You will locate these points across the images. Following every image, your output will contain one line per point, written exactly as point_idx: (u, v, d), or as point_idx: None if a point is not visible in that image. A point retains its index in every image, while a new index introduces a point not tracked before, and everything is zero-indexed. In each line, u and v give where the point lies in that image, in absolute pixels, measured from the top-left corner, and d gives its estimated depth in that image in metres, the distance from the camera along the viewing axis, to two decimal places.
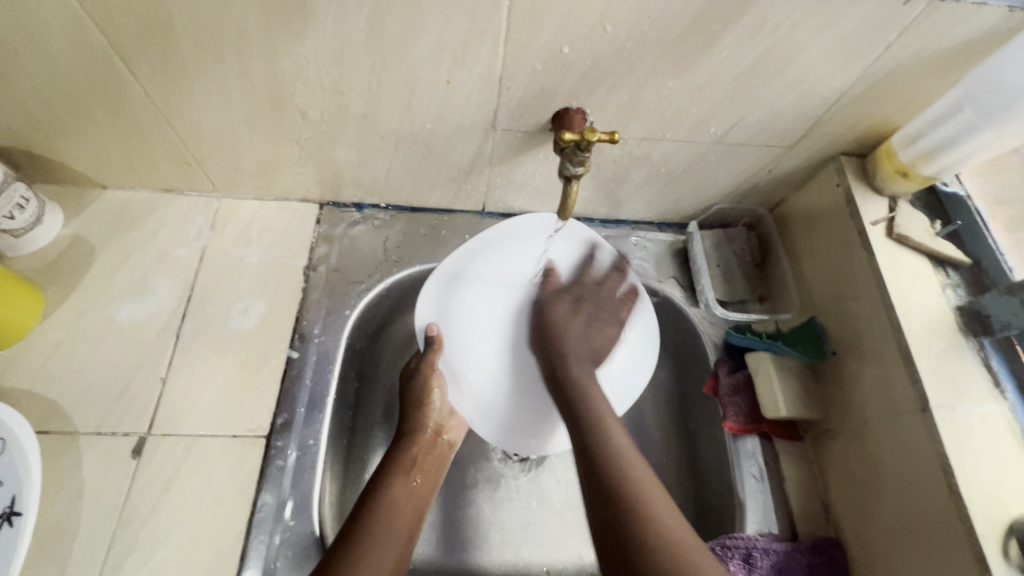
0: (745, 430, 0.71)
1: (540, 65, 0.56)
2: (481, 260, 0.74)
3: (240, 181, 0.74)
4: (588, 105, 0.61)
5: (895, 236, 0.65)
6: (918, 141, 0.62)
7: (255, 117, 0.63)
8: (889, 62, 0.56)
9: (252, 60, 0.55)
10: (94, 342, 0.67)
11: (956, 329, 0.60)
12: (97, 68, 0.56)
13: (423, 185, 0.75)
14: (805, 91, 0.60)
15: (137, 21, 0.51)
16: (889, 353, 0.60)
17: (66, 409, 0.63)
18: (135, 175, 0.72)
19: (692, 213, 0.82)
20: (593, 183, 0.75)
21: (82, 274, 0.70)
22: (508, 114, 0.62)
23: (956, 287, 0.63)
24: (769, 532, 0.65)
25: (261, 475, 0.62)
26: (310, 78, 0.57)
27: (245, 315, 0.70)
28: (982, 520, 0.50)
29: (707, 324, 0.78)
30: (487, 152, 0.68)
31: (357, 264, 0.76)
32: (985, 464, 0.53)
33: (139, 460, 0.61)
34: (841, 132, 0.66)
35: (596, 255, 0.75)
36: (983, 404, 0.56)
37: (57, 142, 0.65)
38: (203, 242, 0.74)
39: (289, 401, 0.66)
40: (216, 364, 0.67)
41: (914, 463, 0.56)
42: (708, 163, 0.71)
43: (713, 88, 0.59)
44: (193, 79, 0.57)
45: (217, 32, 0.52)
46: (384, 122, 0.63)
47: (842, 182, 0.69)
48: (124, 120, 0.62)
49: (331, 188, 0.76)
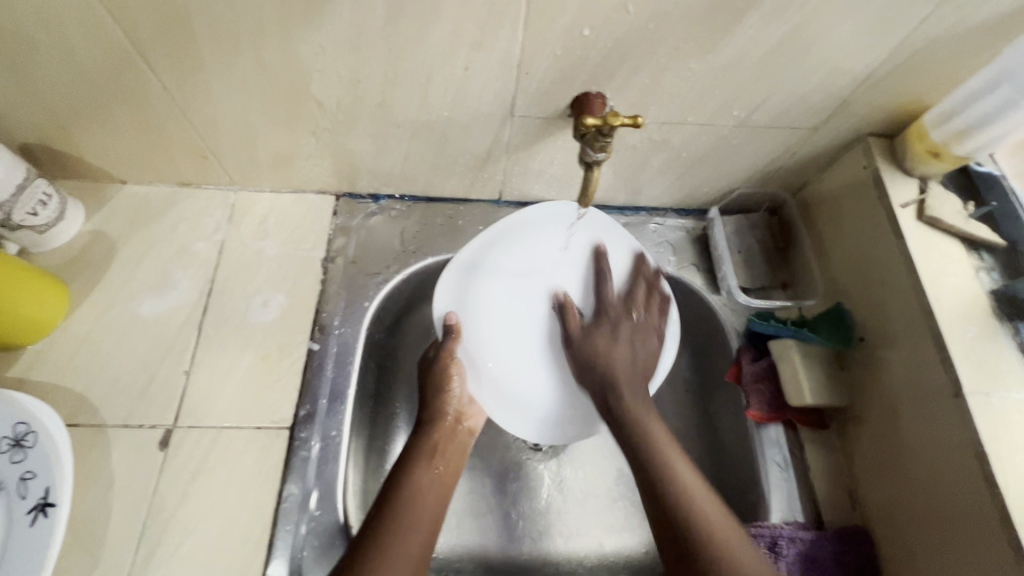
0: (770, 418, 0.70)
1: (560, 49, 0.54)
2: (496, 248, 0.73)
3: (257, 174, 0.74)
4: (608, 90, 0.60)
5: (926, 218, 0.63)
6: (951, 120, 0.60)
7: (271, 109, 0.62)
8: (923, 37, 0.54)
9: (268, 50, 0.55)
10: (119, 336, 0.67)
11: (990, 314, 0.58)
12: (115, 62, 0.55)
13: (439, 175, 0.75)
14: (833, 70, 0.58)
15: (154, 14, 0.50)
16: (919, 338, 0.59)
17: (94, 402, 0.64)
18: (154, 170, 0.73)
19: (712, 199, 0.81)
20: (612, 170, 0.74)
21: (105, 268, 0.71)
22: (526, 100, 0.61)
23: (990, 270, 0.61)
24: (794, 521, 0.65)
25: (285, 466, 0.62)
26: (327, 67, 0.56)
27: (265, 307, 0.71)
28: (1019, 508, 0.49)
29: (729, 311, 0.77)
30: (504, 140, 0.68)
31: (374, 255, 0.76)
32: (1022, 451, 0.51)
33: (166, 451, 0.62)
34: (869, 112, 0.64)
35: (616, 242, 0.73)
36: (1019, 390, 0.54)
37: (76, 137, 0.65)
38: (222, 235, 0.74)
39: (311, 393, 0.67)
40: (238, 357, 0.68)
41: (946, 450, 0.55)
42: (729, 147, 0.70)
43: (736, 70, 0.57)
44: (210, 72, 0.57)
45: (233, 22, 0.51)
46: (400, 111, 0.63)
47: (869, 164, 0.67)
48: (142, 113, 0.62)
49: (347, 179, 0.75)
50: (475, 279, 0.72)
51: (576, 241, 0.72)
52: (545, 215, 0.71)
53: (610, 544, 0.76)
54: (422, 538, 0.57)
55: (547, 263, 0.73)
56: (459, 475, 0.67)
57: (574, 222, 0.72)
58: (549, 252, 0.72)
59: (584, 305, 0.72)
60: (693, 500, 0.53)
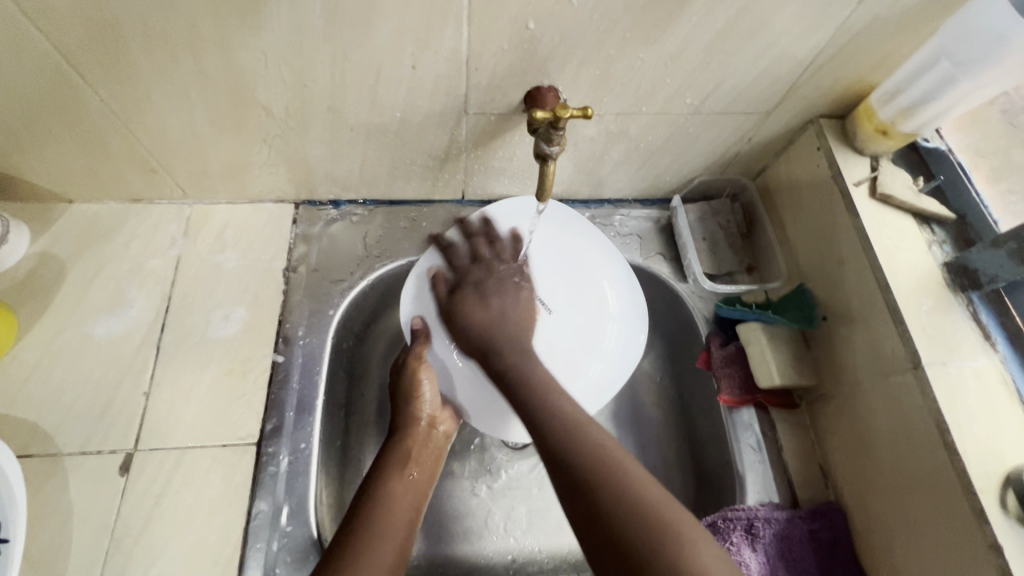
0: (741, 401, 0.70)
1: (507, 43, 0.54)
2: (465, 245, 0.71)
3: (211, 186, 0.72)
4: (560, 83, 0.59)
5: (879, 195, 0.64)
6: (896, 97, 0.61)
7: (218, 118, 0.61)
8: (863, 17, 0.55)
9: (208, 58, 0.53)
10: (72, 361, 0.65)
11: (943, 286, 0.59)
12: (48, 78, 0.53)
13: (399, 177, 0.73)
14: (779, 54, 0.58)
15: (83, 26, 0.48)
16: (878, 314, 0.60)
17: (48, 431, 0.61)
18: (103, 187, 0.70)
19: (674, 188, 0.81)
20: (572, 163, 0.74)
21: (54, 291, 0.68)
22: (478, 97, 0.60)
23: (942, 243, 0.62)
24: (769, 501, 0.65)
25: (254, 483, 0.61)
26: (271, 73, 0.55)
27: (226, 322, 0.69)
28: (979, 474, 0.50)
29: (696, 298, 0.78)
30: (461, 139, 0.67)
31: (337, 262, 0.75)
32: (979, 418, 0.52)
33: (128, 477, 0.60)
34: (819, 94, 0.65)
35: (578, 236, 0.74)
36: (974, 358, 0.56)
37: (16, 158, 0.63)
38: (177, 250, 0.72)
39: (278, 406, 0.65)
40: (200, 374, 0.66)
41: (910, 422, 0.56)
42: (686, 134, 0.70)
43: (684, 58, 0.58)
44: (149, 82, 0.55)
45: (167, 29, 0.50)
46: (352, 113, 0.61)
47: (823, 145, 0.68)
48: (83, 130, 0.60)
49: (305, 187, 0.74)
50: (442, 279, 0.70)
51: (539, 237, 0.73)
52: (510, 211, 0.72)
53: None
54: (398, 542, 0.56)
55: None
56: (433, 481, 0.67)
57: (535, 217, 0.72)
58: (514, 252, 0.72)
59: (553, 302, 0.70)
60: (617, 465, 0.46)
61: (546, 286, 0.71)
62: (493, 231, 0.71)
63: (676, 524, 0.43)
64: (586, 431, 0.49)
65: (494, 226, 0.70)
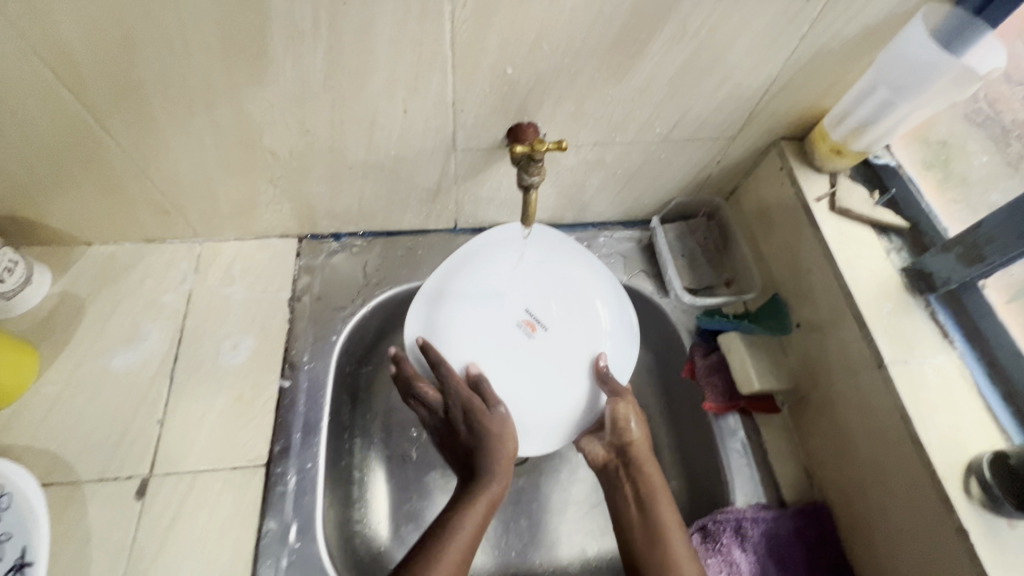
0: (725, 408, 0.74)
1: (489, 87, 0.60)
2: (459, 275, 0.76)
3: (220, 224, 0.78)
4: (539, 119, 0.65)
5: (838, 209, 0.69)
6: (845, 119, 0.67)
7: (228, 163, 0.66)
8: (806, 52, 0.61)
9: (220, 110, 0.59)
10: (90, 393, 0.69)
11: (902, 290, 0.64)
12: (76, 132, 0.59)
13: (395, 209, 0.79)
14: (735, 86, 0.64)
15: (109, 86, 0.54)
16: (844, 319, 0.64)
17: (68, 460, 0.65)
18: (119, 229, 0.76)
19: (653, 210, 0.87)
20: (555, 191, 0.79)
21: (73, 328, 0.73)
22: (465, 135, 0.66)
23: (900, 250, 0.68)
24: (757, 502, 0.68)
25: (263, 503, 0.64)
26: (276, 120, 0.61)
27: (235, 350, 0.73)
28: (942, 463, 0.53)
29: (679, 311, 0.82)
30: (452, 172, 0.73)
31: (339, 291, 0.79)
32: (941, 410, 0.56)
33: (143, 500, 0.63)
34: (777, 119, 0.71)
35: (567, 259, 0.78)
36: (934, 355, 0.60)
37: (40, 204, 0.68)
38: (189, 285, 0.77)
39: (285, 428, 0.69)
40: (211, 400, 0.70)
41: (879, 418, 0.59)
42: (659, 160, 0.76)
43: (649, 93, 0.64)
44: (166, 132, 0.61)
45: (183, 86, 0.55)
46: (350, 153, 0.67)
47: (785, 165, 0.74)
48: (103, 177, 0.66)
49: (309, 221, 0.79)
50: (440, 305, 0.74)
51: (530, 258, 0.77)
52: (501, 237, 0.77)
53: (593, 548, 0.78)
54: (463, 546, 0.58)
55: (508, 288, 0.76)
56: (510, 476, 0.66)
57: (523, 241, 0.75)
58: (506, 278, 0.76)
59: (547, 321, 0.75)
60: (658, 515, 0.63)
61: (541, 308, 0.75)
62: (485, 257, 0.76)
63: (669, 554, 0.60)
64: (654, 483, 0.66)
65: (489, 254, 0.76)
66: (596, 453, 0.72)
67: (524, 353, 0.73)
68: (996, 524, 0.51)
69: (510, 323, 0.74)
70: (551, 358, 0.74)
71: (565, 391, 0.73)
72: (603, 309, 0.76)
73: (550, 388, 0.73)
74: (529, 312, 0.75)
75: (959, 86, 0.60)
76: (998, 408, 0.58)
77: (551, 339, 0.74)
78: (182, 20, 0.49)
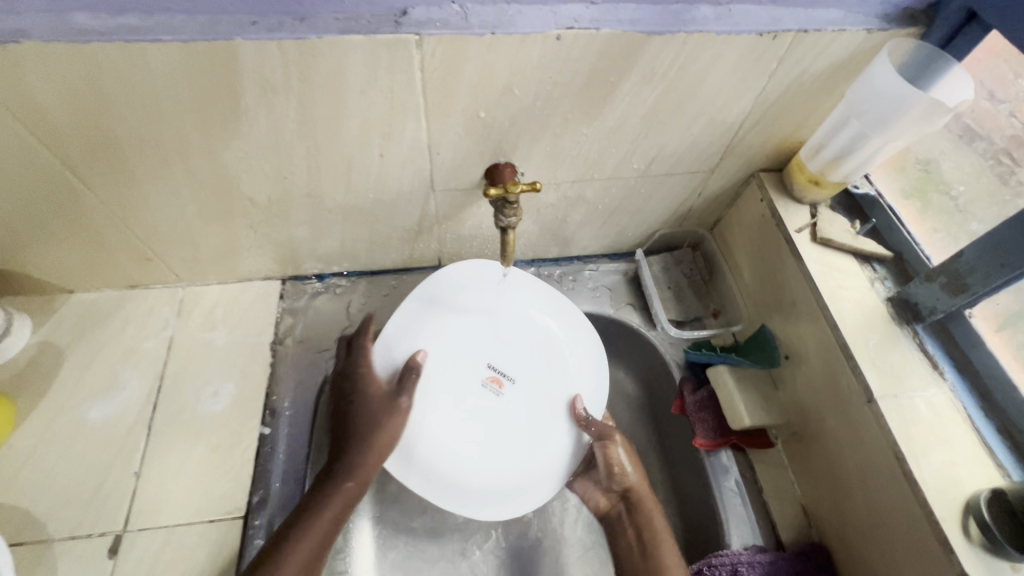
0: (716, 444, 0.72)
1: (463, 130, 0.60)
2: (419, 326, 0.74)
3: (202, 269, 0.77)
4: (516, 159, 0.66)
5: (819, 239, 0.68)
6: (821, 151, 0.67)
7: (207, 210, 0.67)
8: (777, 87, 0.62)
9: (197, 160, 0.59)
10: (66, 446, 0.67)
11: (889, 320, 0.63)
12: (54, 186, 0.60)
13: (378, 250, 0.79)
14: (709, 121, 0.65)
15: (84, 142, 0.55)
16: (831, 350, 0.63)
17: (40, 517, 0.63)
18: (101, 277, 0.75)
19: (637, 242, 0.87)
20: (537, 227, 0.79)
21: (52, 378, 0.72)
22: (443, 176, 0.67)
23: (884, 280, 0.67)
24: (753, 545, 0.66)
25: (239, 558, 0.62)
26: (253, 168, 0.61)
27: (215, 398, 0.72)
28: (939, 503, 0.51)
29: (666, 345, 0.81)
30: (432, 213, 0.73)
31: (322, 333, 0.79)
32: (934, 446, 0.55)
33: (115, 558, 0.61)
34: (754, 151, 0.71)
35: (533, 306, 0.78)
36: (924, 388, 0.58)
37: (20, 256, 0.68)
38: (170, 331, 0.76)
39: (264, 478, 0.67)
40: (189, 450, 0.68)
41: (873, 455, 0.58)
42: (640, 195, 0.76)
43: (624, 130, 0.64)
44: (143, 184, 0.61)
45: (160, 140, 0.56)
46: (329, 197, 0.68)
47: (765, 196, 0.73)
48: (82, 227, 0.66)
49: (291, 264, 0.79)
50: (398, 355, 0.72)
51: (492, 302, 0.77)
52: (471, 277, 0.75)
53: None
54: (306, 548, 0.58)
55: (475, 337, 0.75)
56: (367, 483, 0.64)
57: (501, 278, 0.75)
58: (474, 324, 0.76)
59: (510, 375, 0.75)
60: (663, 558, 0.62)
61: (510, 359, 0.76)
62: (447, 303, 0.75)
63: None
64: (658, 527, 0.65)
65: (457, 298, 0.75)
66: (598, 500, 0.71)
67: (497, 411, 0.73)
68: (999, 567, 0.48)
69: (473, 380, 0.74)
70: (524, 412, 0.74)
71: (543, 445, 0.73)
72: (568, 355, 0.77)
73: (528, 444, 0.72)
74: (490, 367, 0.75)
75: (929, 117, 0.60)
76: (993, 441, 0.56)
77: (521, 391, 0.75)
78: (153, 78, 0.49)
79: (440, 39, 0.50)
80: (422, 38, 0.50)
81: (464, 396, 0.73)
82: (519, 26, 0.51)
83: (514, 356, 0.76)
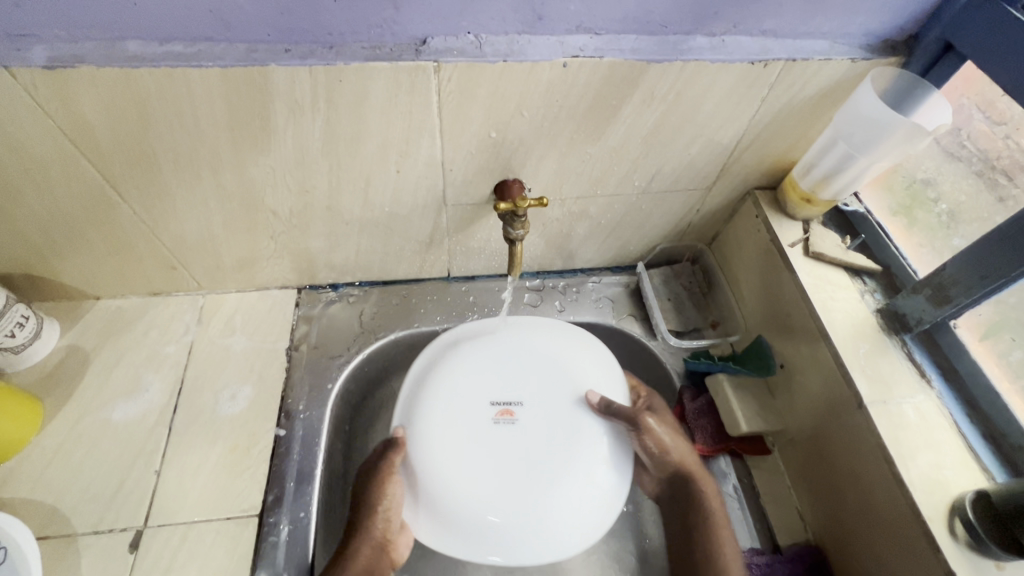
0: (715, 450, 0.76)
1: (475, 148, 0.65)
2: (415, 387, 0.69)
3: (223, 278, 0.81)
4: (524, 176, 0.70)
5: (812, 253, 0.72)
6: (812, 170, 0.71)
7: (232, 222, 0.71)
8: (769, 111, 0.66)
9: (226, 175, 0.63)
10: (91, 445, 0.70)
11: (878, 330, 0.66)
12: (91, 198, 0.64)
13: (391, 261, 0.83)
14: (706, 141, 0.69)
15: (124, 157, 0.59)
16: (824, 358, 0.66)
17: (65, 512, 0.65)
18: (126, 284, 0.79)
19: (638, 256, 0.90)
20: (543, 240, 0.83)
21: (78, 380, 0.75)
22: (455, 192, 0.71)
23: (874, 292, 0.70)
24: (751, 547, 0.69)
25: (255, 554, 0.64)
26: (278, 183, 0.66)
27: (233, 400, 0.75)
28: (926, 503, 0.54)
29: (667, 354, 0.84)
30: (443, 226, 0.77)
31: (335, 339, 0.82)
32: (922, 450, 0.57)
33: (136, 553, 0.63)
34: (749, 170, 0.75)
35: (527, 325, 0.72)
36: (912, 395, 0.61)
37: (53, 263, 0.72)
38: (191, 336, 0.80)
39: (279, 478, 0.70)
40: (207, 450, 0.71)
41: (864, 458, 0.60)
42: (641, 210, 0.80)
43: (625, 150, 0.68)
44: (175, 196, 0.65)
45: (193, 155, 0.60)
46: (347, 211, 0.72)
47: (760, 212, 0.77)
48: (114, 236, 0.70)
49: (308, 273, 0.83)
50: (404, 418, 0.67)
51: (483, 333, 0.72)
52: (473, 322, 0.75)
53: None
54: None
55: (472, 376, 0.68)
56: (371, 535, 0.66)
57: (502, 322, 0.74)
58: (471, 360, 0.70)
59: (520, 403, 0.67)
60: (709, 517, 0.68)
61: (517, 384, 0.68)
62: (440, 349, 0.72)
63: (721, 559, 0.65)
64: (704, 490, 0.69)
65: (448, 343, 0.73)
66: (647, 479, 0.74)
67: (516, 445, 0.64)
68: (984, 565, 0.51)
69: (483, 422, 0.65)
70: (545, 433, 0.65)
71: (582, 466, 0.63)
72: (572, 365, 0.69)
73: (561, 469, 0.63)
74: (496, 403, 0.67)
75: (910, 140, 0.64)
76: (979, 446, 0.59)
77: (536, 413, 0.66)
78: (193, 98, 0.54)
79: (456, 66, 0.55)
80: (441, 65, 0.54)
81: (479, 445, 0.64)
82: (529, 54, 0.55)
83: (520, 385, 0.68)
